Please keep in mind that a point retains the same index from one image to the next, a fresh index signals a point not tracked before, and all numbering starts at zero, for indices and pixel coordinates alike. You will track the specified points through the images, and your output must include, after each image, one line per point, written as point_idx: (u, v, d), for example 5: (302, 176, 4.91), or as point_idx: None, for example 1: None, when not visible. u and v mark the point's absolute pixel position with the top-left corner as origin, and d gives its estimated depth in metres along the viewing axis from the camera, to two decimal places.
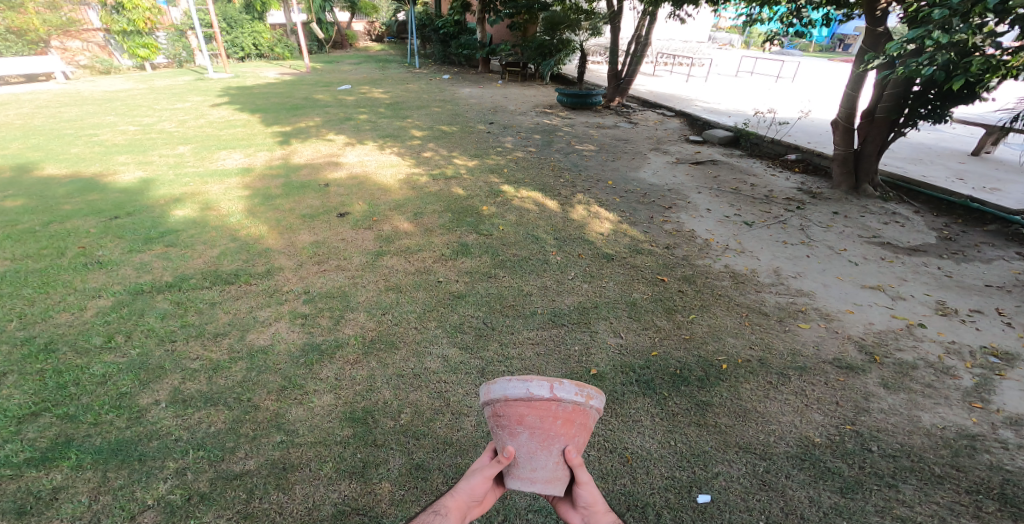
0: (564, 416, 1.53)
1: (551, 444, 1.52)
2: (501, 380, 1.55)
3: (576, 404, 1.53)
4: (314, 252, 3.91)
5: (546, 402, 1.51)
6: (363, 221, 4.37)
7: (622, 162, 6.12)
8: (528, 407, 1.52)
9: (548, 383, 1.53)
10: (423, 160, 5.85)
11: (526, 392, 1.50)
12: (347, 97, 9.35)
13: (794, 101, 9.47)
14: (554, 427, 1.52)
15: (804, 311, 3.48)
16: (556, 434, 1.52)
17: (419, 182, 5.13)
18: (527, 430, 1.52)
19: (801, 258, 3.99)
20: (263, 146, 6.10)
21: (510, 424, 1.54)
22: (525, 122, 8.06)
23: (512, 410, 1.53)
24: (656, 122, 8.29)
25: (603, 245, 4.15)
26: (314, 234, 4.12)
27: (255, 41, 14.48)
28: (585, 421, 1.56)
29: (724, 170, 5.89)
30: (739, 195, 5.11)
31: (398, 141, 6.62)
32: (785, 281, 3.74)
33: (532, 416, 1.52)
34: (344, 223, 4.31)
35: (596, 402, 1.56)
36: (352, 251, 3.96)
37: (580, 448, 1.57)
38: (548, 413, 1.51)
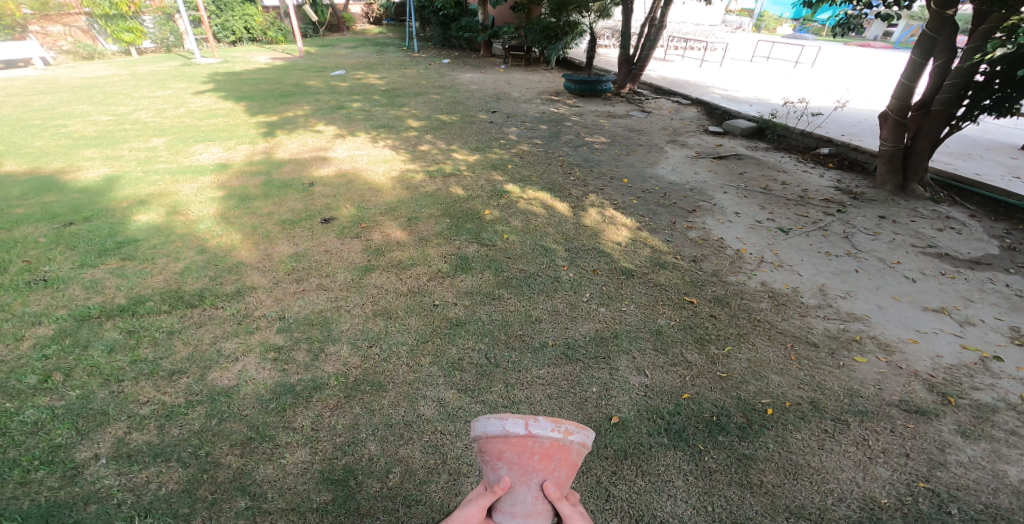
0: (543, 451, 1.15)
1: (531, 480, 1.14)
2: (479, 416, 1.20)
3: (556, 439, 1.15)
4: (293, 267, 3.45)
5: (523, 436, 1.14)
6: (350, 228, 3.88)
7: (637, 156, 5.58)
8: (503, 442, 1.15)
9: (524, 415, 1.18)
10: (419, 154, 5.31)
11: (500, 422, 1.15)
12: (340, 83, 8.76)
13: (818, 90, 8.87)
14: (534, 462, 1.14)
15: (859, 341, 3.09)
16: (536, 470, 1.14)
17: (414, 181, 4.61)
18: (505, 466, 1.15)
19: (849, 276, 3.56)
20: (245, 138, 5.57)
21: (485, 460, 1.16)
22: (530, 111, 7.49)
23: (489, 447, 1.17)
24: (671, 112, 7.71)
25: (621, 258, 3.66)
26: (294, 244, 3.64)
27: (247, 24, 13.80)
28: (569, 457, 1.18)
29: (751, 166, 5.36)
30: (771, 195, 4.58)
31: (392, 132, 6.07)
32: (833, 305, 3.34)
33: (509, 454, 1.15)
34: (328, 231, 3.82)
35: (580, 437, 1.19)
36: (336, 267, 3.49)
37: (564, 482, 1.20)
38: (526, 450, 1.14)
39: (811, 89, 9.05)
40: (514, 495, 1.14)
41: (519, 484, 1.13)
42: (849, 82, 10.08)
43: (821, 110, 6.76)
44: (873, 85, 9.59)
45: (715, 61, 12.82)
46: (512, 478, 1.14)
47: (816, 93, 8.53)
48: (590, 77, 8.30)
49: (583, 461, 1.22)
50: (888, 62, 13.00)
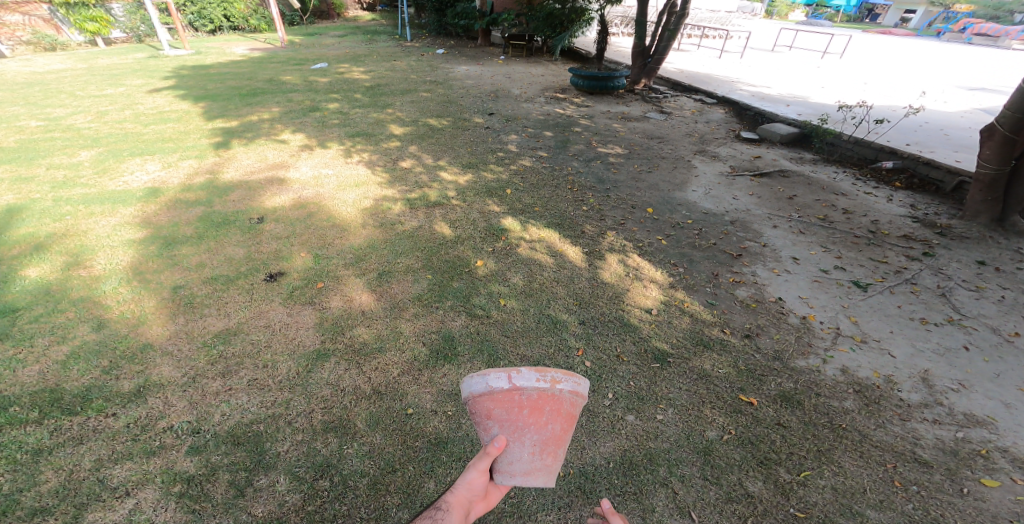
0: (530, 405, 1.47)
1: (525, 433, 1.49)
2: (466, 377, 1.46)
3: (541, 392, 1.45)
4: (223, 351, 2.63)
5: (508, 393, 1.45)
6: (303, 287, 3.02)
7: (662, 174, 4.70)
8: (493, 403, 1.47)
9: (508, 374, 1.47)
10: (401, 173, 4.42)
11: (486, 387, 1.42)
12: (320, 78, 7.78)
13: (855, 89, 7.97)
14: (523, 417, 1.47)
15: (986, 454, 2.34)
16: (526, 424, 1.48)
17: (391, 214, 3.73)
18: (497, 425, 1.49)
19: (954, 357, 2.88)
20: (194, 150, 4.66)
21: (482, 421, 1.50)
22: (533, 112, 6.54)
23: (480, 408, 1.49)
24: (694, 114, 6.79)
25: (652, 336, 2.89)
26: (225, 316, 2.81)
27: (227, 12, 12.61)
28: (555, 408, 1.48)
29: (800, 187, 4.52)
30: (835, 231, 3.88)
31: (371, 141, 5.15)
32: (943, 402, 2.60)
33: (499, 412, 1.47)
34: (274, 293, 2.97)
35: (566, 386, 1.48)
36: (278, 351, 2.67)
37: (557, 434, 1.52)
38: (514, 404, 1.46)
39: (850, 89, 8.08)
40: (511, 449, 1.51)
41: (512, 439, 1.50)
42: (889, 79, 9.09)
43: (884, 117, 5.81)
44: (914, 83, 8.68)
45: (735, 52, 11.76)
46: (506, 433, 1.49)
47: (859, 95, 7.55)
48: (601, 73, 7.34)
49: (571, 410, 1.52)
50: (925, 54, 11.93)
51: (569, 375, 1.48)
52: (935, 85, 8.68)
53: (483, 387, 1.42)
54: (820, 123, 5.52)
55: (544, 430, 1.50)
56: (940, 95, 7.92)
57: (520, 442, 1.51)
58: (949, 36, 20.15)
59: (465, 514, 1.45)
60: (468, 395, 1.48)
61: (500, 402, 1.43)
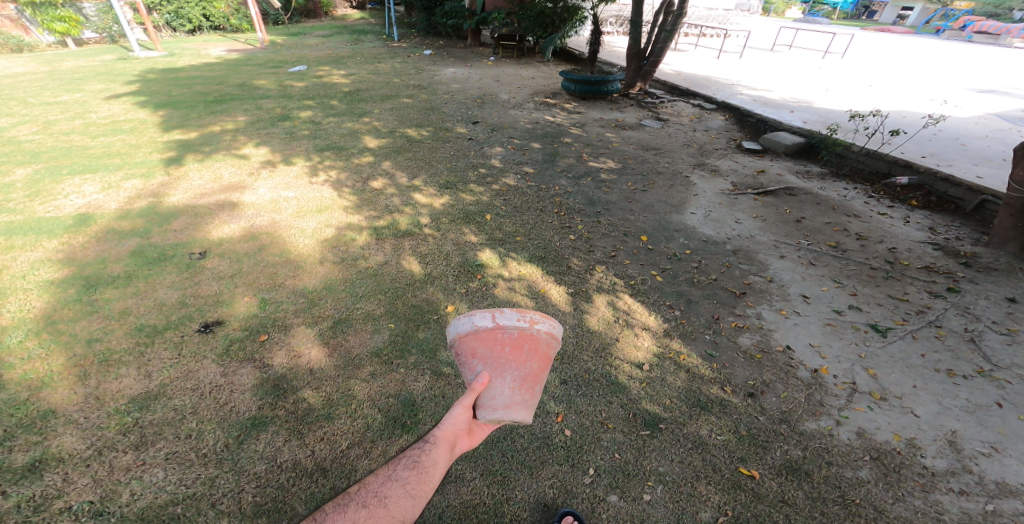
0: (511, 343, 1.72)
1: (506, 368, 1.72)
2: (453, 319, 1.75)
3: (521, 330, 1.72)
4: (138, 419, 2.31)
5: (493, 331, 1.71)
6: (241, 343, 2.74)
7: (657, 192, 4.34)
8: (477, 342, 1.72)
9: (493, 316, 1.74)
10: (372, 195, 4.04)
11: (473, 324, 1.70)
12: (296, 83, 7.33)
13: (860, 93, 7.62)
14: (505, 354, 1.72)
15: None
16: (507, 361, 1.72)
17: (354, 247, 3.43)
18: (480, 363, 1.73)
19: (987, 415, 2.58)
20: (141, 167, 4.28)
21: (469, 360, 1.75)
22: (521, 120, 6.11)
23: (466, 348, 1.73)
24: (692, 120, 6.42)
25: (642, 398, 2.60)
26: (146, 376, 2.51)
27: (205, 12, 12.01)
28: (534, 345, 1.74)
29: (809, 209, 4.24)
30: (849, 264, 3.64)
31: (341, 156, 4.72)
32: (972, 468, 2.32)
33: (483, 349, 1.72)
34: (208, 348, 2.69)
35: (541, 327, 1.75)
36: (206, 417, 2.36)
37: (535, 372, 1.76)
38: (497, 341, 1.71)
39: (856, 92, 7.72)
40: (493, 387, 1.72)
41: (494, 376, 1.72)
42: (895, 81, 8.75)
43: (896, 126, 5.44)
44: (921, 87, 8.36)
45: (734, 52, 11.38)
46: (489, 370, 1.72)
47: (865, 99, 7.19)
48: (594, 77, 6.92)
49: (548, 351, 1.77)
50: (928, 53, 11.60)
51: (543, 316, 1.75)
52: (942, 88, 8.34)
53: (469, 323, 1.70)
54: (828, 133, 5.15)
55: (524, 364, 1.74)
56: (948, 98, 7.58)
57: (500, 377, 1.73)
58: (949, 33, 19.80)
59: (450, 444, 1.60)
60: (455, 336, 1.75)
61: (484, 337, 1.69)
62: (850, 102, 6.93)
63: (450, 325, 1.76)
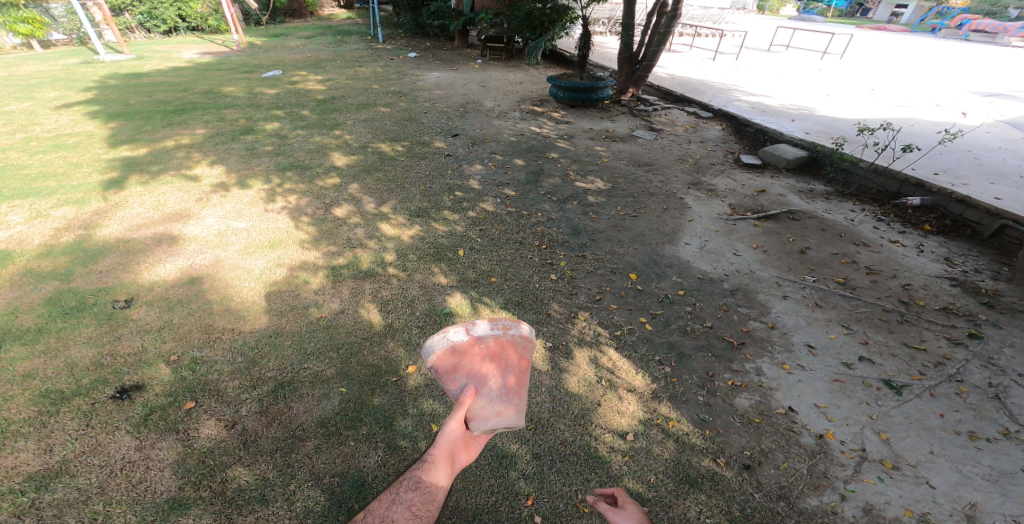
0: (489, 351, 1.78)
1: (490, 377, 1.76)
2: (430, 338, 1.79)
3: (497, 336, 1.79)
4: (34, 499, 2.10)
5: (471, 342, 1.77)
6: (162, 411, 2.52)
7: (646, 219, 4.04)
8: (456, 355, 1.76)
9: (466, 328, 1.80)
10: (335, 227, 3.75)
11: (447, 339, 1.75)
12: (268, 89, 6.90)
13: (863, 98, 7.29)
14: (486, 363, 1.77)
15: None
16: (489, 369, 1.77)
17: (306, 291, 3.21)
18: (463, 376, 1.76)
19: (1012, 484, 2.37)
20: (77, 192, 3.97)
21: (453, 375, 1.77)
22: (504, 131, 5.71)
23: (447, 364, 1.77)
24: (687, 130, 6.06)
25: (625, 475, 2.35)
26: (49, 449, 2.30)
27: (181, 12, 11.50)
28: (511, 348, 1.81)
29: (815, 237, 3.93)
30: (860, 305, 3.39)
31: (304, 176, 4.34)
32: None
33: (463, 362, 1.76)
34: (124, 414, 2.48)
35: (515, 331, 1.83)
36: (115, 499, 2.15)
37: (518, 376, 1.81)
38: (476, 351, 1.77)
39: (859, 98, 7.36)
40: (481, 398, 1.73)
41: (479, 387, 1.74)
42: (898, 84, 8.40)
43: (905, 140, 5.10)
44: (924, 90, 8.05)
45: (730, 53, 11.04)
46: (474, 380, 1.75)
47: (869, 106, 6.84)
48: (582, 84, 6.48)
49: (525, 352, 1.84)
50: (928, 54, 11.28)
51: (515, 321, 1.84)
52: (947, 92, 8.00)
53: (447, 337, 1.75)
54: (835, 147, 4.79)
55: (507, 370, 1.78)
56: (955, 104, 7.24)
57: (487, 385, 1.75)
58: (945, 31, 19.52)
59: (449, 462, 1.57)
60: (432, 355, 1.78)
61: (463, 349, 1.74)
62: (854, 109, 6.57)
63: (427, 344, 1.79)
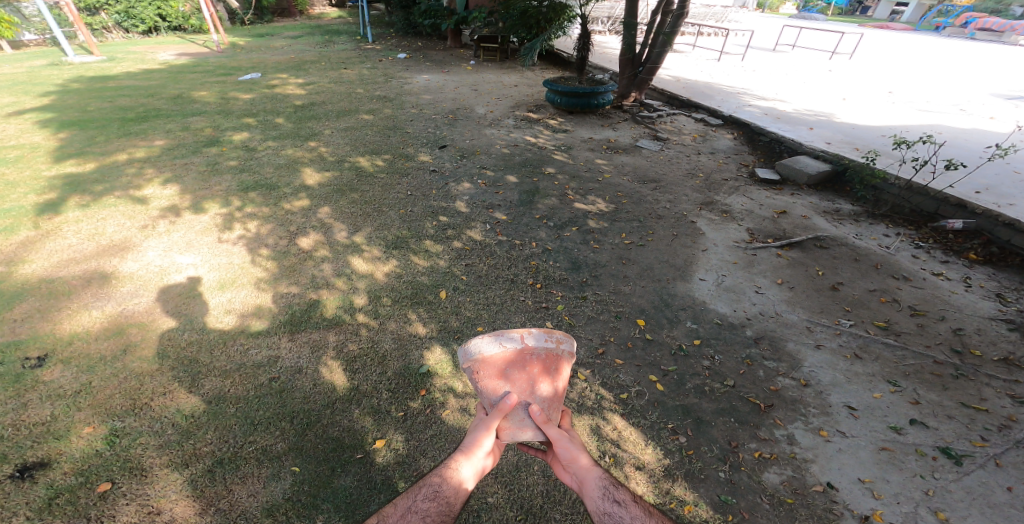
0: (539, 363, 1.89)
1: (534, 388, 1.85)
2: (475, 339, 1.91)
3: (548, 349, 1.91)
4: None
5: (521, 352, 1.89)
6: (70, 494, 2.07)
7: (653, 252, 3.62)
8: (507, 360, 1.87)
9: (521, 336, 1.93)
10: (298, 261, 3.28)
11: (503, 344, 1.88)
12: (242, 94, 6.39)
13: (882, 102, 6.83)
14: (535, 374, 1.87)
15: None
16: (536, 380, 1.86)
17: (258, 346, 2.78)
18: (509, 383, 1.84)
19: None
20: (6, 216, 3.49)
21: (494, 382, 1.85)
22: (496, 141, 5.22)
23: (495, 367, 1.87)
24: (695, 138, 5.57)
25: None
26: None
27: (161, 12, 10.97)
28: (558, 363, 1.92)
29: (848, 270, 3.57)
30: (905, 354, 3.00)
31: (269, 197, 3.86)
32: None
33: (512, 368, 1.86)
34: (15, 502, 2.02)
35: (564, 347, 1.95)
36: None
37: (557, 392, 1.89)
38: (526, 361, 1.88)
39: (878, 102, 6.87)
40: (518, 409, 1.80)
41: (521, 396, 1.83)
42: (916, 87, 7.92)
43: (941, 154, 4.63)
44: (943, 93, 7.59)
45: (735, 53, 10.56)
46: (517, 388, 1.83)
47: (891, 111, 6.35)
48: (582, 88, 5.95)
49: (568, 369, 1.95)
50: (940, 54, 10.81)
51: (564, 338, 1.98)
52: (970, 95, 7.52)
53: (499, 343, 1.88)
54: (867, 161, 4.33)
55: (543, 386, 1.87)
56: (981, 109, 6.75)
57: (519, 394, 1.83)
58: (950, 30, 19.08)
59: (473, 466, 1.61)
60: (475, 358, 1.88)
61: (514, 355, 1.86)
62: (876, 115, 6.08)
63: (469, 348, 1.91)
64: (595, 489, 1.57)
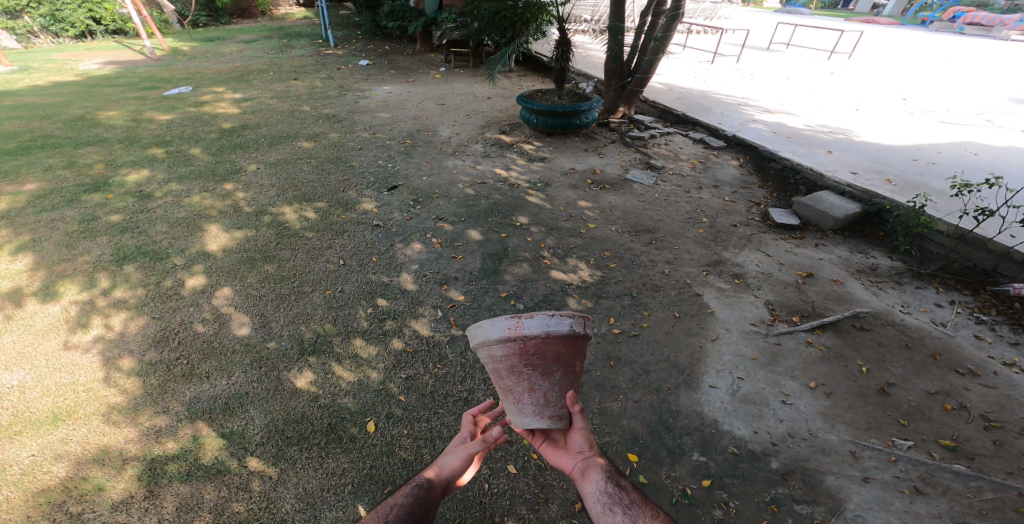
0: (582, 352, 1.75)
1: (570, 380, 1.74)
2: (537, 316, 1.63)
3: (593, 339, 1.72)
4: None
5: (575, 340, 1.67)
6: None
7: (645, 348, 2.91)
8: (562, 347, 1.67)
9: (582, 319, 1.67)
10: (174, 377, 2.64)
11: (566, 330, 1.64)
12: (160, 114, 5.50)
13: (900, 113, 6.06)
14: (577, 363, 1.74)
15: None
16: (577, 370, 1.74)
17: (95, 505, 2.07)
18: (557, 371, 1.70)
19: None
20: None
21: (544, 364, 1.69)
22: (457, 175, 4.41)
23: (549, 351, 1.67)
24: (694, 164, 4.79)
25: None
26: None
27: (95, 14, 9.95)
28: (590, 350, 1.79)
29: (898, 363, 2.83)
30: (984, 486, 2.23)
31: (156, 279, 3.18)
32: None
33: (564, 356, 1.69)
34: None
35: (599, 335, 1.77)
36: None
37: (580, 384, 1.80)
38: (578, 348, 1.70)
39: (895, 112, 6.10)
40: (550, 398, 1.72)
41: (557, 388, 1.73)
42: (931, 92, 7.15)
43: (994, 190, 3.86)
44: (962, 99, 6.84)
45: (731, 53, 9.75)
46: (560, 378, 1.71)
47: (912, 124, 5.59)
48: (562, 106, 5.09)
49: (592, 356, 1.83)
50: (945, 52, 10.08)
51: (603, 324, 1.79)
52: (992, 101, 6.75)
53: (568, 327, 1.61)
54: (913, 204, 3.52)
55: (578, 373, 1.76)
56: (1010, 119, 5.99)
57: (557, 382, 1.72)
58: (938, 25, 18.44)
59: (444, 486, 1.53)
60: (528, 335, 1.66)
61: (571, 345, 1.66)
62: (897, 131, 5.30)
63: (526, 321, 1.64)
64: (597, 489, 1.57)
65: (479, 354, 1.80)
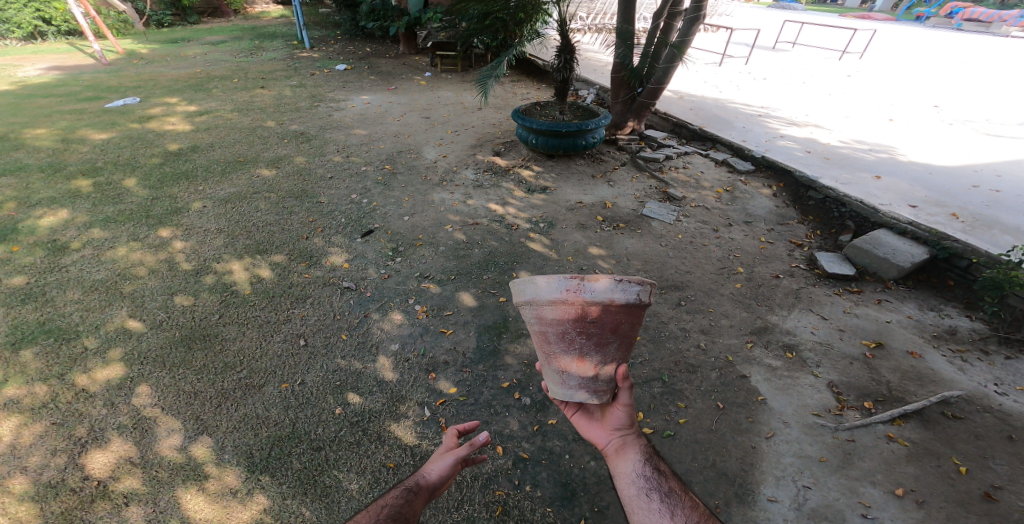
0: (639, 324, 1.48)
1: (620, 354, 1.48)
2: (603, 279, 1.38)
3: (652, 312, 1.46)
4: None
5: (635, 310, 1.42)
6: None
7: (686, 453, 2.27)
8: (621, 316, 1.42)
9: (650, 288, 1.40)
10: (86, 502, 1.94)
11: (632, 299, 1.39)
12: (95, 133, 4.70)
13: (940, 125, 5.45)
14: (631, 336, 1.48)
15: None
16: (629, 343, 1.49)
17: None
18: (610, 343, 1.45)
19: None
20: None
21: (600, 334, 1.44)
22: (444, 212, 3.73)
23: (607, 320, 1.42)
24: (720, 193, 4.15)
25: None
26: None
27: (43, 14, 9.01)
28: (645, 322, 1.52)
29: (1003, 458, 2.21)
30: None
31: (57, 368, 2.48)
32: None
33: (621, 327, 1.44)
34: None
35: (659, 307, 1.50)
36: None
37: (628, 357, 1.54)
38: (637, 319, 1.45)
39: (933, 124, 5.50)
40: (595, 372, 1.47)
41: (604, 362, 1.47)
42: (962, 98, 6.53)
43: None
44: (999, 106, 6.23)
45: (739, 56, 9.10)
46: (610, 350, 1.46)
47: (955, 139, 4.99)
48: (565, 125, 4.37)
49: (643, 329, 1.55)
50: (963, 52, 9.45)
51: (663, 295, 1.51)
52: None
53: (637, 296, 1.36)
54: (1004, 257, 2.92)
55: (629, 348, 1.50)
56: None
57: (608, 355, 1.47)
58: (937, 21, 17.61)
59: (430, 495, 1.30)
60: (588, 300, 1.41)
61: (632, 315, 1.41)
62: (943, 148, 4.70)
63: (589, 284, 1.39)
64: (633, 472, 1.36)
65: (525, 313, 1.56)
